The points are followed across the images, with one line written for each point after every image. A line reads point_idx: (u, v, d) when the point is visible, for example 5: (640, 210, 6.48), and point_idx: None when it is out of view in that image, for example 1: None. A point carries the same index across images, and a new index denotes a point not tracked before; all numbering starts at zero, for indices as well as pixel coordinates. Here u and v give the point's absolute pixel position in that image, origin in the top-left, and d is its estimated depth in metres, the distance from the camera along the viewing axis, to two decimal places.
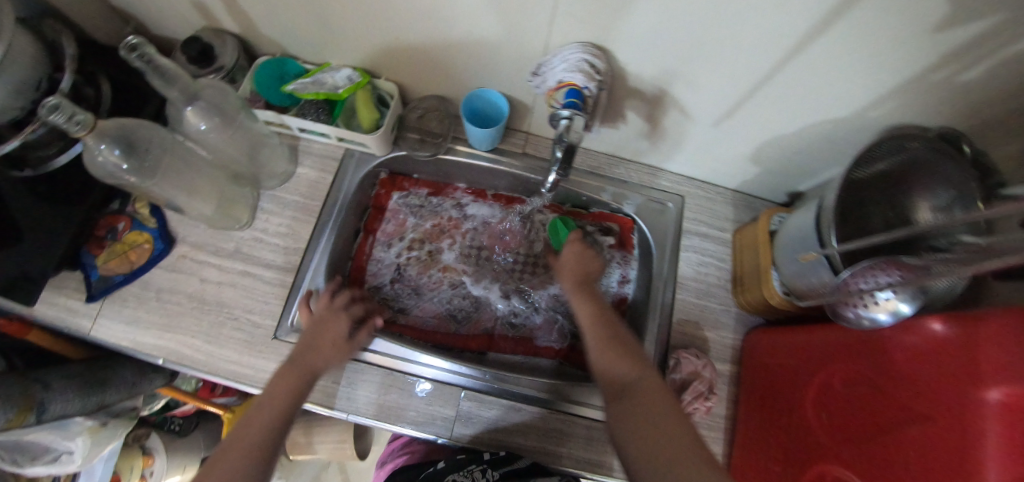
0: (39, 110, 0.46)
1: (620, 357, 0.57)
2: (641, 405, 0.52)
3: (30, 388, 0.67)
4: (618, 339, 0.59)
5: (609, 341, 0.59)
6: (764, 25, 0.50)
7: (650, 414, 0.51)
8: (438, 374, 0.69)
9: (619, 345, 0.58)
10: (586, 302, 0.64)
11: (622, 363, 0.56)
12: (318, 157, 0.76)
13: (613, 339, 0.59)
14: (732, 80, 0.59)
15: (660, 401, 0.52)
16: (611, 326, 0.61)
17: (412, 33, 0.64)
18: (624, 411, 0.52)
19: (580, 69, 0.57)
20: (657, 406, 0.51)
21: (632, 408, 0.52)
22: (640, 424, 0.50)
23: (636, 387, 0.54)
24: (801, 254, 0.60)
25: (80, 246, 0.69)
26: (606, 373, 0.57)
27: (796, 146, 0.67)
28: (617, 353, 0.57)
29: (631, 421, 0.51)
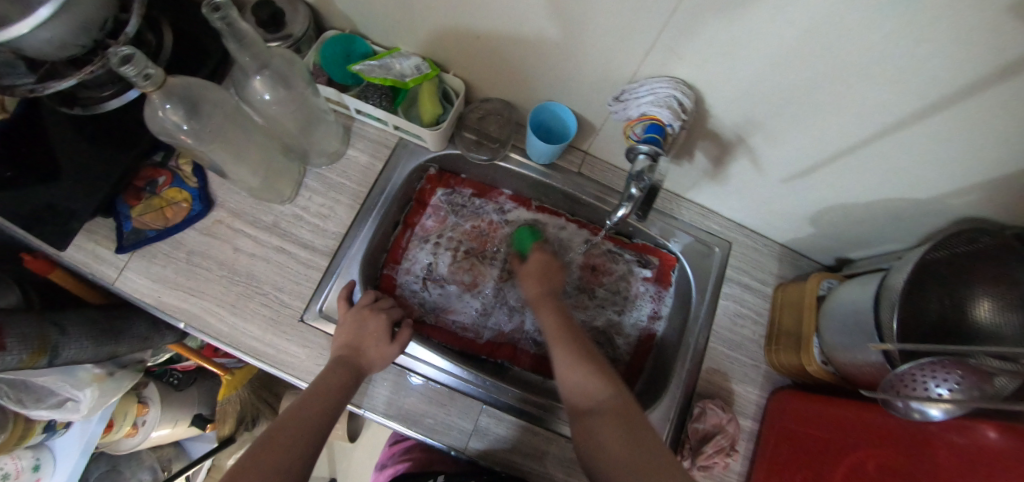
0: (112, 59, 0.44)
1: (593, 377, 0.58)
2: (614, 431, 0.53)
3: (47, 330, 0.65)
4: (587, 357, 0.60)
5: (582, 357, 0.60)
6: (868, 94, 0.48)
7: (623, 440, 0.52)
8: (435, 373, 0.68)
9: (591, 362, 0.59)
10: (551, 315, 0.66)
11: (598, 385, 0.57)
12: (369, 141, 0.74)
13: (588, 356, 0.60)
14: (816, 140, 0.57)
15: (631, 426, 0.53)
16: (574, 335, 0.63)
17: (494, 34, 0.61)
18: (598, 432, 0.54)
19: (668, 105, 0.55)
20: (631, 432, 0.52)
21: (605, 430, 0.53)
22: (612, 446, 0.52)
23: (603, 412, 0.55)
24: (851, 328, 0.59)
25: (118, 195, 0.67)
26: (577, 394, 0.58)
27: (859, 216, 0.66)
28: (591, 372, 0.58)
29: (607, 442, 0.52)
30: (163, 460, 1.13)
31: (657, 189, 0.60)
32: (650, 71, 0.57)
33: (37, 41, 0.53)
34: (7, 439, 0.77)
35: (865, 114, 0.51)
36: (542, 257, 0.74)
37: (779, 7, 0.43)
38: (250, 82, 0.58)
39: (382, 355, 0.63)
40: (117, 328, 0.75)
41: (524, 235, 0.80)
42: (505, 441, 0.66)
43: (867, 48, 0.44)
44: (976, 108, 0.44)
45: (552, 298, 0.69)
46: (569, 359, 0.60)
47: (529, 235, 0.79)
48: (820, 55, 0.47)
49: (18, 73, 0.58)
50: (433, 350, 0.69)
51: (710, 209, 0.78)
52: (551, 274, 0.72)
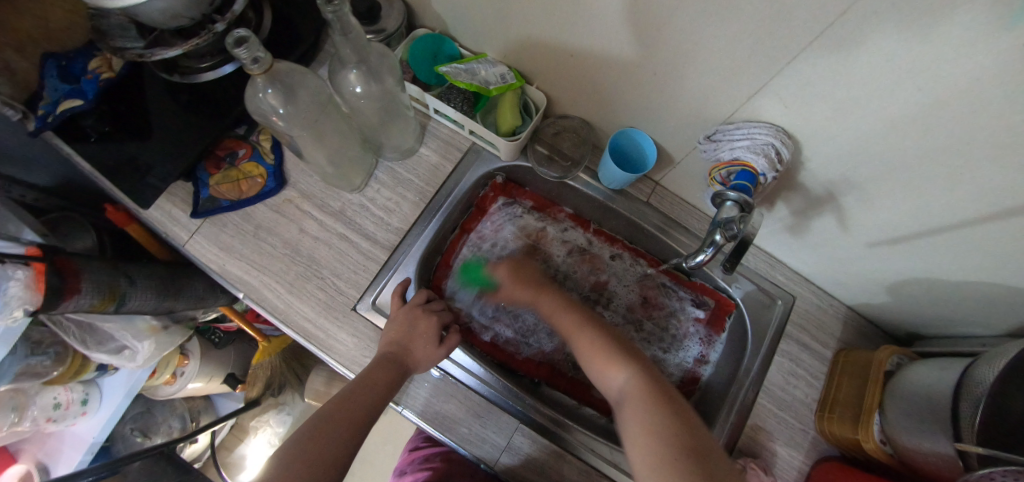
0: (228, 41, 0.45)
1: (608, 363, 0.59)
2: (634, 408, 0.53)
3: (118, 280, 0.69)
4: (603, 341, 0.62)
5: (597, 344, 0.62)
6: (985, 175, 0.45)
7: (645, 416, 0.51)
8: (469, 380, 0.68)
9: (608, 348, 0.61)
10: (563, 308, 0.70)
11: (615, 370, 0.58)
12: (441, 141, 0.74)
13: (601, 343, 0.62)
14: (915, 210, 0.53)
15: (651, 401, 0.53)
16: (592, 328, 0.65)
17: (588, 55, 0.60)
18: (624, 413, 0.54)
19: (765, 154, 0.53)
20: (652, 406, 0.52)
21: (628, 411, 0.53)
22: (634, 422, 0.51)
23: (625, 396, 0.55)
24: (918, 413, 0.55)
25: (200, 161, 0.70)
26: (602, 380, 0.60)
27: (944, 296, 0.61)
28: (608, 358, 0.60)
29: (631, 420, 0.52)
30: (194, 412, 1.18)
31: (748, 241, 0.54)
32: (748, 115, 0.54)
33: (154, 10, 0.55)
34: (64, 372, 0.81)
35: (979, 196, 0.47)
36: (517, 270, 0.76)
37: (912, 73, 0.41)
38: (344, 74, 0.59)
39: (429, 357, 0.64)
40: (178, 286, 0.78)
41: (471, 271, 0.79)
42: (535, 464, 0.65)
43: (1003, 128, 0.40)
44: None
45: (552, 290, 0.73)
46: (588, 348, 0.62)
47: (475, 269, 0.79)
48: (944, 128, 0.43)
49: (130, 36, 0.60)
50: (459, 349, 0.70)
51: (777, 258, 0.75)
52: (534, 278, 0.75)
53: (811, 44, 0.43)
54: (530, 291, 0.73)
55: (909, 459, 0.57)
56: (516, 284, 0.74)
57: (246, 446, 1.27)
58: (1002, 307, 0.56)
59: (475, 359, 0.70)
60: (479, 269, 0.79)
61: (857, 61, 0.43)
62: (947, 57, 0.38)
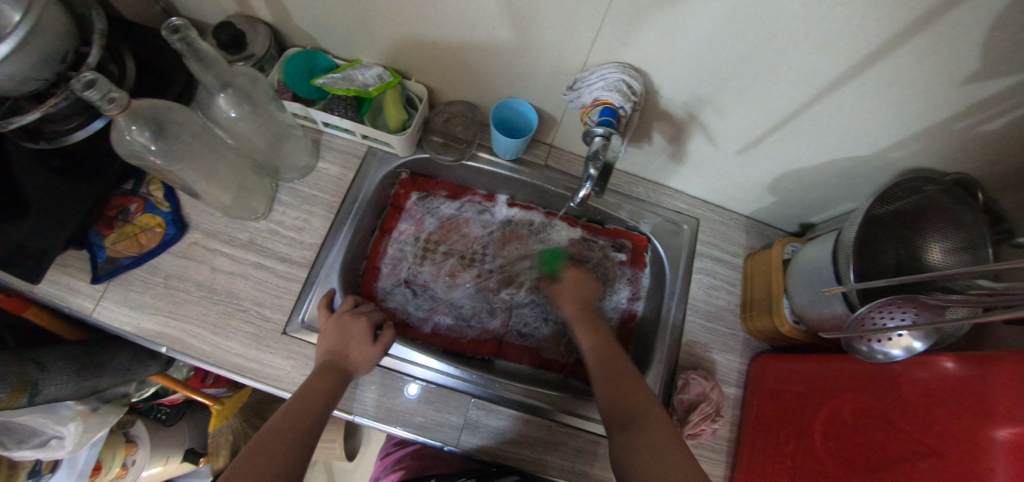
0: (75, 85, 0.45)
1: (629, 392, 0.57)
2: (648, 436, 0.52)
3: (25, 368, 0.64)
4: (623, 373, 0.60)
5: (619, 373, 0.60)
6: (801, 60, 0.52)
7: (660, 444, 0.51)
8: (431, 374, 0.69)
9: (629, 379, 0.59)
10: (587, 332, 0.68)
11: (634, 400, 0.56)
12: (338, 153, 0.76)
13: (624, 375, 0.60)
14: (762, 109, 0.60)
15: (669, 433, 0.52)
16: (618, 360, 0.62)
17: (450, 38, 0.64)
18: (629, 440, 0.53)
19: (617, 89, 0.59)
20: (674, 438, 0.51)
21: (640, 435, 0.52)
22: (648, 448, 0.51)
23: (638, 419, 0.54)
24: (816, 286, 0.61)
25: (90, 225, 0.67)
26: (608, 401, 0.58)
27: (813, 181, 0.69)
28: (627, 386, 0.58)
29: (640, 446, 0.51)
30: None
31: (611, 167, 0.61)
32: (600, 59, 0.60)
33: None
34: None
35: (801, 81, 0.54)
36: (581, 278, 0.77)
37: None
38: (215, 101, 0.60)
39: (367, 357, 0.64)
40: (99, 362, 0.74)
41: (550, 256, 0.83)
42: (498, 432, 0.67)
43: (795, 14, 0.47)
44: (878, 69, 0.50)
45: (593, 314, 0.72)
46: (610, 374, 0.60)
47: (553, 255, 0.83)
48: (752, 28, 0.50)
49: None
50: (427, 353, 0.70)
51: (675, 188, 0.81)
52: (591, 292, 0.75)
53: None
54: (579, 307, 0.73)
55: (817, 329, 0.63)
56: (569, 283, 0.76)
57: None
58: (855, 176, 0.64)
59: (448, 361, 0.71)
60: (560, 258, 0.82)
61: None
62: None
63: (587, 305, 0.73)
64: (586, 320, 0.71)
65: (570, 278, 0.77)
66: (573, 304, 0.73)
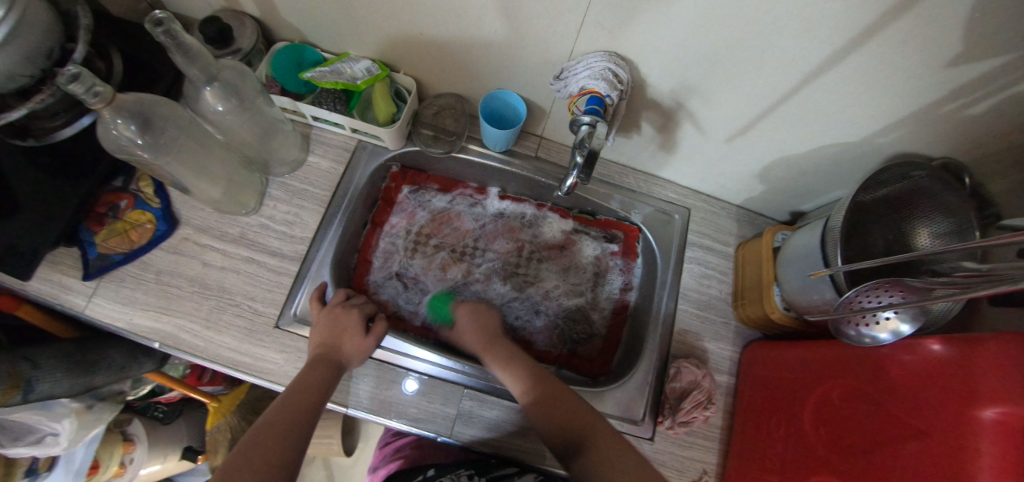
0: (59, 79, 0.44)
1: (568, 415, 0.58)
2: (604, 462, 0.53)
3: (18, 365, 0.65)
4: (554, 394, 0.61)
5: (550, 397, 0.60)
6: (787, 45, 0.52)
7: (613, 470, 0.52)
8: (428, 368, 0.69)
9: (560, 401, 0.60)
10: (500, 356, 0.67)
11: (574, 422, 0.57)
12: (328, 147, 0.76)
13: (558, 400, 0.60)
14: (749, 96, 0.60)
15: (620, 455, 0.53)
16: (548, 383, 0.63)
17: (436, 30, 0.63)
18: (585, 468, 0.53)
19: (604, 78, 0.59)
20: (623, 458, 0.53)
21: (593, 458, 0.54)
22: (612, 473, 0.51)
23: (586, 443, 0.55)
24: (805, 271, 0.61)
25: (81, 222, 0.67)
26: (551, 431, 0.58)
27: (802, 169, 0.69)
28: (564, 412, 0.59)
29: (598, 473, 0.52)
30: None
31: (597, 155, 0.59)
32: (586, 48, 0.59)
33: None
34: None
35: (787, 67, 0.54)
36: (475, 311, 0.76)
37: None
38: (201, 95, 0.60)
39: (360, 349, 0.64)
40: (93, 359, 0.74)
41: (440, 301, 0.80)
42: (492, 423, 0.67)
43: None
44: (863, 53, 0.50)
45: (499, 339, 0.71)
46: (541, 401, 0.60)
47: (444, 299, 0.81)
48: (735, 15, 0.50)
49: None
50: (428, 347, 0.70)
51: (666, 179, 0.81)
52: (489, 325, 0.73)
53: None
54: (484, 338, 0.71)
55: (806, 314, 0.63)
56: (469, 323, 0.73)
57: None
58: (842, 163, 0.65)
59: (444, 354, 0.71)
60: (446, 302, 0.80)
61: None
62: None
63: (496, 335, 0.72)
64: (497, 348, 0.69)
65: (464, 312, 0.76)
66: (479, 338, 0.71)
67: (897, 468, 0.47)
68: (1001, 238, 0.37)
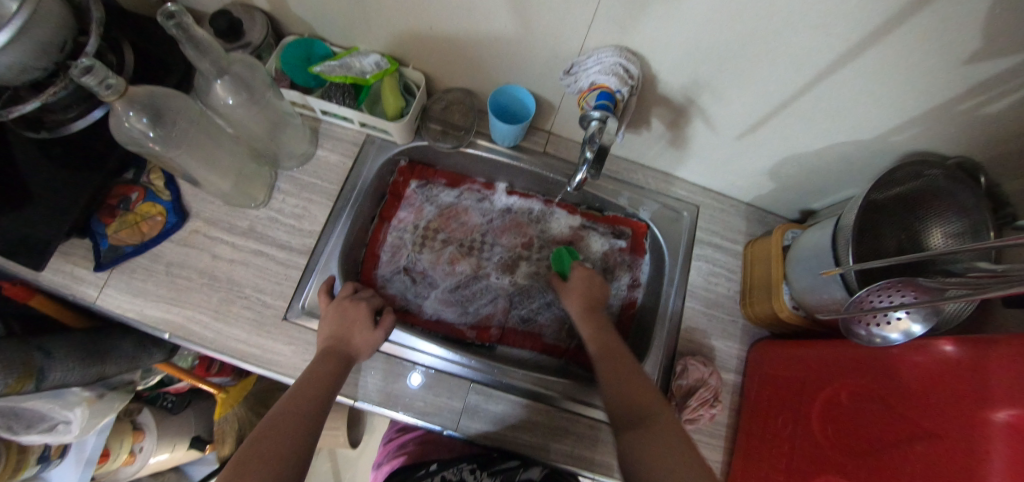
0: (72, 71, 0.45)
1: (639, 392, 0.57)
2: (655, 435, 0.52)
3: (32, 354, 0.66)
4: (630, 372, 0.60)
5: (630, 372, 0.60)
6: (800, 41, 0.51)
7: (664, 445, 0.50)
8: (434, 362, 0.69)
9: (635, 379, 0.59)
10: (594, 330, 0.67)
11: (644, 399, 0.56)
12: (337, 141, 0.76)
13: (633, 375, 0.59)
14: (761, 92, 0.59)
15: (674, 434, 0.51)
16: (621, 358, 0.62)
17: (446, 24, 0.63)
18: (637, 440, 0.52)
19: (614, 73, 0.58)
20: (674, 439, 0.51)
21: (644, 433, 0.52)
22: (661, 446, 0.50)
23: (645, 421, 0.54)
24: (815, 270, 0.61)
25: (92, 214, 0.68)
26: (620, 403, 0.57)
27: (814, 167, 0.69)
28: (636, 384, 0.58)
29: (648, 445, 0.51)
30: None
31: (607, 150, 0.61)
32: (597, 43, 0.59)
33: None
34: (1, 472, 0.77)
35: (800, 64, 0.54)
36: (589, 279, 0.74)
37: None
38: (212, 88, 0.60)
39: (369, 342, 0.65)
40: (104, 349, 0.75)
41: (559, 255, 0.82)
42: (499, 417, 0.67)
43: None
44: (880, 49, 0.49)
45: (602, 318, 0.70)
46: (614, 376, 0.60)
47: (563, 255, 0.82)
48: (749, 10, 0.49)
49: None
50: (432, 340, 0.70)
51: (675, 176, 0.81)
52: (595, 296, 0.73)
53: None
54: (585, 306, 0.71)
55: (815, 314, 0.63)
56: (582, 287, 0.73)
57: None
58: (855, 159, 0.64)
59: (451, 348, 0.71)
60: (571, 256, 0.81)
61: None
62: None
63: (595, 307, 0.71)
64: (593, 320, 0.69)
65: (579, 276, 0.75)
66: (581, 303, 0.72)
67: (904, 469, 0.46)
68: (1013, 239, 0.37)
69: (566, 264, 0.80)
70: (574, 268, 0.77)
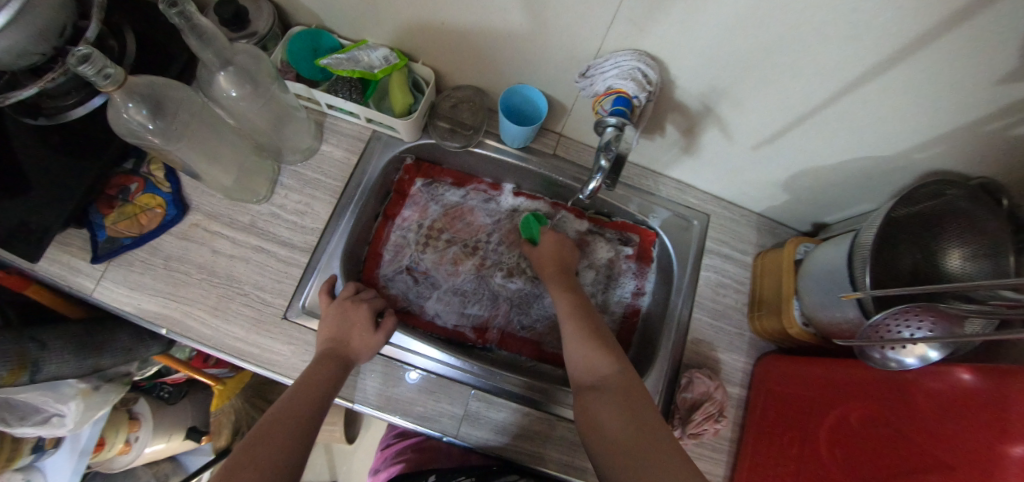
0: (69, 60, 0.43)
1: (593, 352, 0.60)
2: (609, 401, 0.54)
3: (26, 345, 0.64)
4: (591, 331, 0.63)
5: (588, 335, 0.62)
6: (826, 52, 0.49)
7: (611, 403, 0.54)
8: (433, 365, 0.68)
9: (593, 339, 0.62)
10: (565, 294, 0.69)
11: (600, 359, 0.59)
12: (342, 136, 0.74)
13: (593, 333, 0.62)
14: (782, 103, 0.58)
15: (626, 392, 0.55)
16: (583, 318, 0.65)
17: (460, 20, 0.61)
18: (594, 399, 0.55)
19: (633, 78, 0.56)
20: (626, 398, 0.54)
21: (599, 391, 0.56)
22: (607, 406, 0.54)
23: (602, 382, 0.57)
24: (828, 287, 0.59)
25: (90, 204, 0.66)
26: (581, 365, 0.60)
27: (830, 180, 0.67)
28: (591, 350, 0.60)
29: (607, 406, 0.54)
30: (161, 476, 1.14)
31: (624, 160, 0.58)
32: (615, 46, 0.57)
33: None
34: None
35: (825, 75, 0.52)
36: (559, 242, 0.77)
37: None
38: (215, 79, 0.58)
39: (369, 345, 0.63)
40: (100, 341, 0.74)
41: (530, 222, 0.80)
42: (499, 425, 0.66)
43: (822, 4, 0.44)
44: (912, 66, 0.47)
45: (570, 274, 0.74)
46: (575, 339, 0.62)
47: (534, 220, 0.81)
48: (775, 19, 0.47)
49: None
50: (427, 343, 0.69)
51: (686, 183, 0.79)
52: (565, 257, 0.75)
53: None
54: (555, 269, 0.74)
55: (826, 332, 0.61)
56: (550, 253, 0.75)
57: None
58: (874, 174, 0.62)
59: (448, 351, 0.70)
60: (541, 223, 0.80)
61: None
62: None
63: (562, 269, 0.74)
64: (563, 283, 0.71)
65: (548, 242, 0.77)
66: (551, 268, 0.74)
67: None
68: None
69: (535, 230, 0.80)
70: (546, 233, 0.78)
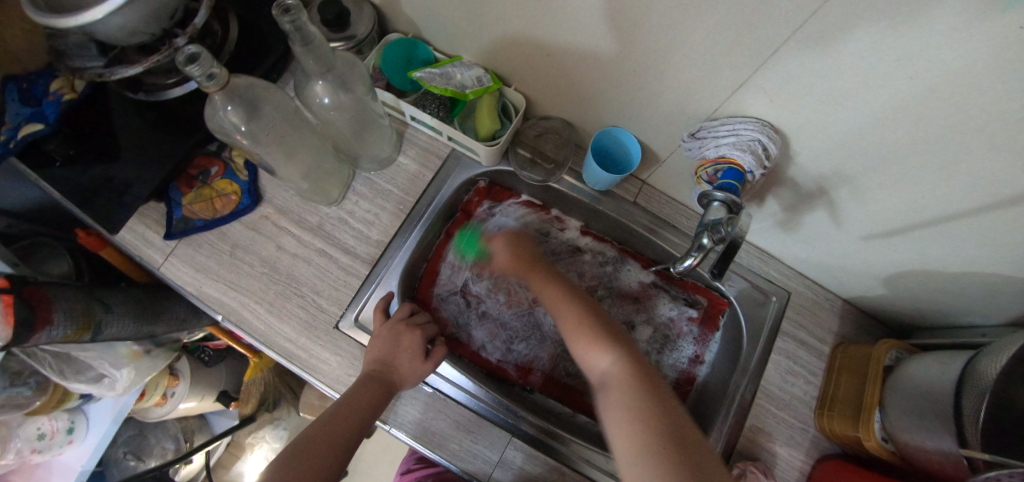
0: (179, 58, 0.43)
1: (593, 343, 0.56)
2: (619, 393, 0.49)
3: (92, 308, 0.66)
4: (587, 318, 0.58)
5: (578, 322, 0.58)
6: (985, 166, 0.43)
7: (626, 401, 0.48)
8: (473, 401, 0.66)
9: (590, 327, 0.57)
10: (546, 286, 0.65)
11: (599, 352, 0.55)
12: (420, 149, 0.73)
13: (593, 319, 0.58)
14: (912, 201, 0.51)
15: (639, 390, 0.49)
16: (583, 307, 0.60)
17: (567, 54, 0.57)
18: (605, 399, 0.50)
19: (751, 151, 0.52)
20: (636, 396, 0.48)
21: (610, 393, 0.50)
22: (616, 413, 0.48)
23: (608, 382, 0.52)
24: (917, 411, 0.53)
25: (172, 181, 0.67)
26: (585, 360, 0.56)
27: (941, 289, 0.60)
28: (592, 339, 0.56)
29: (615, 410, 0.48)
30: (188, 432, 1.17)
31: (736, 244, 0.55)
32: (733, 111, 0.52)
33: (110, 27, 0.52)
34: (46, 402, 0.80)
35: (980, 185, 0.45)
36: (509, 241, 0.73)
37: (903, 60, 0.38)
38: (311, 85, 0.57)
39: (415, 373, 0.62)
40: (157, 310, 0.76)
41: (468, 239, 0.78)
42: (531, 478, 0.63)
43: (1003, 116, 0.38)
44: None
45: (542, 263, 0.69)
46: (572, 330, 0.58)
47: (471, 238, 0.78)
48: (937, 118, 0.41)
49: (89, 55, 0.57)
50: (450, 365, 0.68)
51: (769, 253, 0.74)
52: (526, 251, 0.72)
53: (796, 32, 0.41)
54: (521, 263, 0.70)
55: (913, 458, 0.55)
56: (506, 252, 0.72)
57: (243, 464, 1.21)
58: (1004, 296, 0.54)
59: (466, 374, 0.68)
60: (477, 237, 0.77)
61: (842, 51, 0.40)
62: (943, 43, 0.36)
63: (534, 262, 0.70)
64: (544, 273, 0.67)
65: (498, 244, 0.73)
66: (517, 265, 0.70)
67: None
68: None
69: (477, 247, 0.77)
70: (497, 235, 0.75)
